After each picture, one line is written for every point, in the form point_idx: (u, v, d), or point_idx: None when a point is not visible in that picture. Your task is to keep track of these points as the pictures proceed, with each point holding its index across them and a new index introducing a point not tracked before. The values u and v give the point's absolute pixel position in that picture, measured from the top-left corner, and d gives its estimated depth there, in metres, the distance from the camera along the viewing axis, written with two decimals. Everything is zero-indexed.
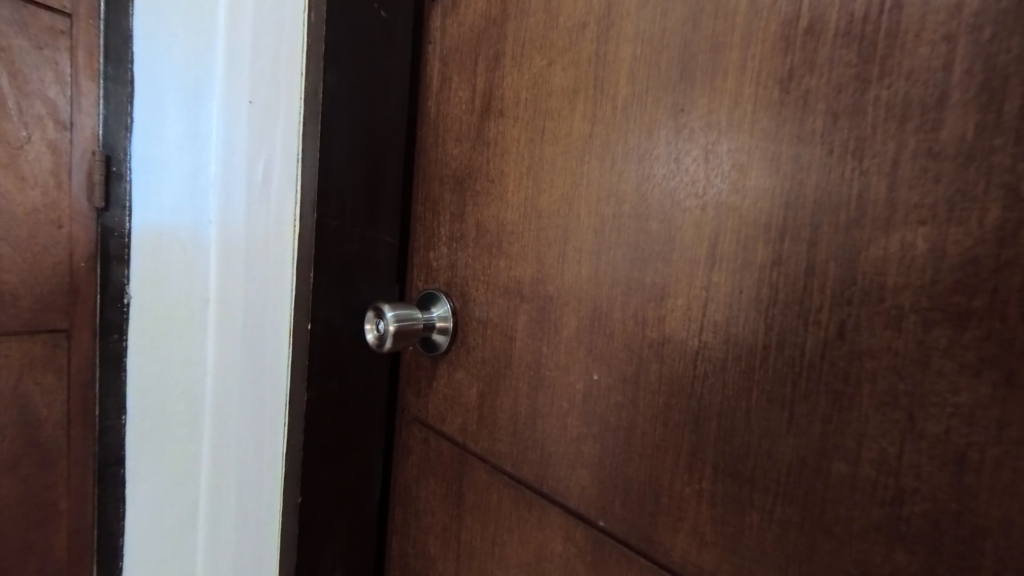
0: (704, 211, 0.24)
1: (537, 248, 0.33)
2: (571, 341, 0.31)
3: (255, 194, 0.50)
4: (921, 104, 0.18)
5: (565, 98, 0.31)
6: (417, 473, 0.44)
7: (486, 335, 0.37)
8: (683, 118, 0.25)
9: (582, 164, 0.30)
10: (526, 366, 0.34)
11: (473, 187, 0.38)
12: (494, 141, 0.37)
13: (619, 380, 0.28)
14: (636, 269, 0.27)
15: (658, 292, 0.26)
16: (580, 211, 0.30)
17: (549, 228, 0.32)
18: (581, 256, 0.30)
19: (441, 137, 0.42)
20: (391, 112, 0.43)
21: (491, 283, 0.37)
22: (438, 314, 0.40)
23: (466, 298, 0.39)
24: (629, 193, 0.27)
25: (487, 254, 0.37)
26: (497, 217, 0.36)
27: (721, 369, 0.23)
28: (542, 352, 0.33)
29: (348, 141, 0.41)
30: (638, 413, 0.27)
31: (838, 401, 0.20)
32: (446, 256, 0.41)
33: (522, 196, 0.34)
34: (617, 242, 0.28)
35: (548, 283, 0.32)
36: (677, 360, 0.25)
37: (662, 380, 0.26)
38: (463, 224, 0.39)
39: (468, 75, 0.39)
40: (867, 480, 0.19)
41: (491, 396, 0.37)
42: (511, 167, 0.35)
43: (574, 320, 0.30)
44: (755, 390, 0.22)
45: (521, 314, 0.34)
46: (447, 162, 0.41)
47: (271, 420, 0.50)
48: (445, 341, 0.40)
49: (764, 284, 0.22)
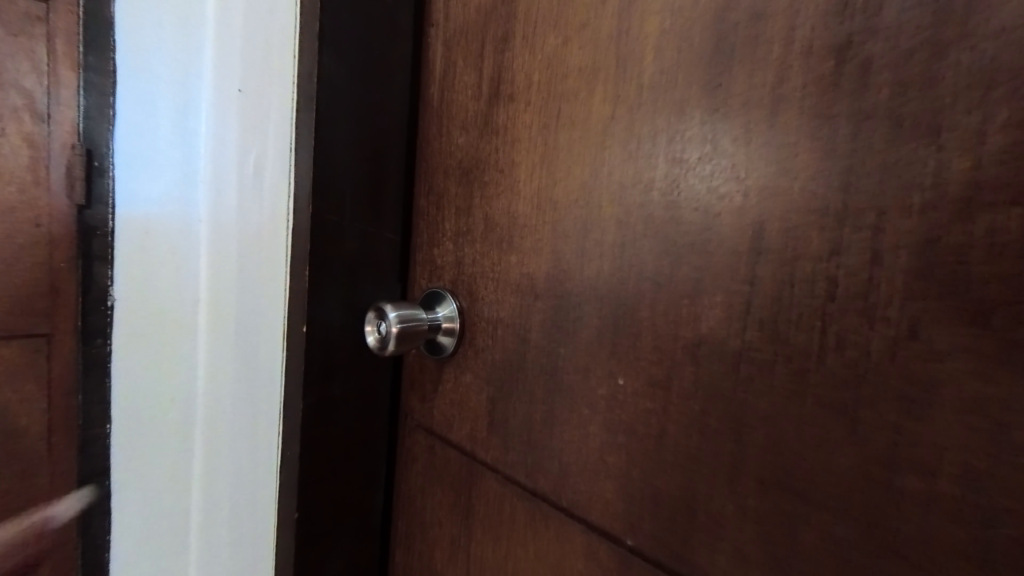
0: (746, 198, 0.22)
1: (553, 243, 0.31)
2: (592, 342, 0.28)
3: (244, 188, 0.47)
4: (1012, 67, 0.15)
5: (583, 79, 0.29)
6: (422, 483, 0.41)
7: (497, 336, 0.35)
8: (719, 95, 0.23)
9: (603, 149, 0.28)
10: (541, 369, 0.32)
11: (481, 178, 0.36)
12: (504, 128, 0.34)
13: (647, 385, 0.25)
14: (666, 264, 0.25)
15: (692, 288, 0.24)
16: (601, 201, 0.28)
17: (566, 220, 0.30)
18: (602, 250, 0.28)
19: (445, 126, 0.39)
20: (391, 100, 0.40)
21: (501, 280, 0.34)
22: (444, 314, 0.38)
23: (474, 297, 0.37)
24: (658, 180, 0.25)
25: (497, 250, 0.35)
26: (508, 209, 0.34)
27: (768, 373, 0.21)
28: (559, 354, 0.30)
29: (345, 131, 0.38)
30: (670, 421, 0.24)
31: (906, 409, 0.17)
32: (452, 252, 0.38)
33: (535, 186, 0.32)
34: (645, 234, 0.26)
35: (566, 279, 0.30)
36: (715, 363, 0.23)
37: (699, 385, 0.23)
38: (470, 218, 0.37)
39: (474, 59, 0.36)
40: (944, 498, 0.17)
41: (503, 402, 0.34)
42: (522, 156, 0.33)
43: (595, 319, 0.28)
44: (808, 397, 0.20)
45: (535, 313, 0.32)
46: (452, 152, 0.38)
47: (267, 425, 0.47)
48: (452, 343, 0.37)
49: (818, 278, 0.19)
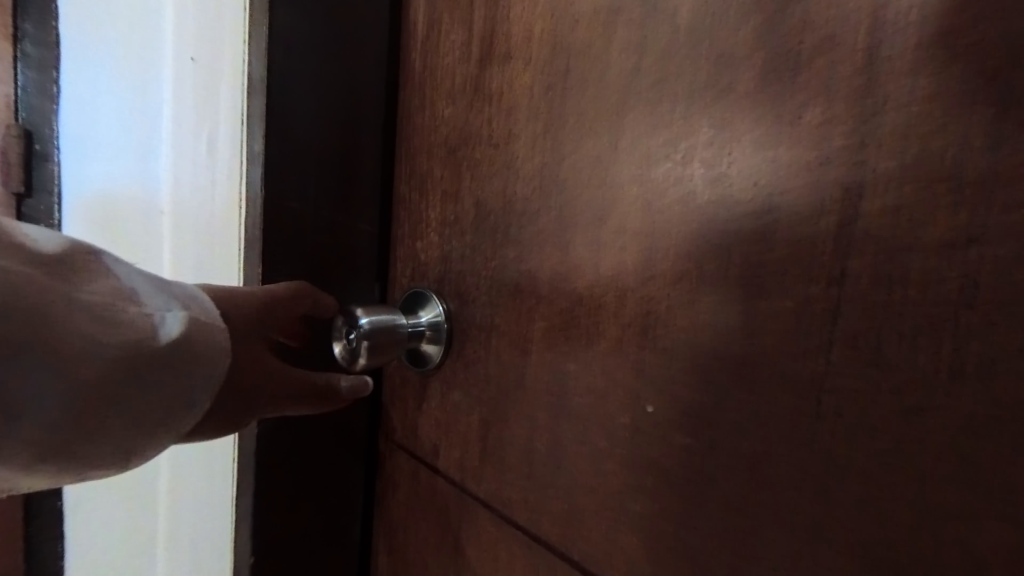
0: (829, 165, 0.16)
1: (560, 232, 0.25)
2: (608, 356, 0.23)
3: (189, 169, 0.39)
4: None
5: (598, 24, 0.23)
6: (403, 517, 0.35)
7: (490, 345, 0.29)
8: (793, 31, 0.17)
9: (624, 113, 0.22)
10: (545, 389, 0.26)
11: (471, 156, 0.30)
12: (499, 94, 0.28)
13: (684, 413, 0.20)
14: (712, 255, 0.19)
15: (753, 287, 0.18)
16: (623, 179, 0.22)
17: (577, 205, 0.24)
18: (624, 241, 0.22)
19: (429, 95, 0.33)
20: (365, 63, 0.34)
21: (496, 279, 0.28)
22: (427, 319, 0.32)
23: (463, 298, 0.31)
24: (699, 149, 0.20)
25: (491, 242, 0.29)
26: (504, 193, 0.28)
27: (864, 407, 0.16)
28: (567, 371, 0.24)
29: (309, 101, 0.32)
30: (717, 461, 0.19)
31: (977, 455, 0.14)
32: (437, 246, 0.32)
33: (537, 162, 0.26)
34: (681, 219, 0.20)
35: (577, 278, 0.24)
36: (786, 392, 0.17)
37: (742, 414, 0.18)
38: (458, 205, 0.31)
39: (463, 12, 0.30)
40: (1000, 565, 0.14)
41: (497, 426, 0.28)
42: (522, 127, 0.27)
43: (614, 329, 0.22)
44: (930, 445, 0.15)
45: (537, 319, 0.26)
46: (437, 127, 0.32)
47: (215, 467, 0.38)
48: (437, 353, 0.31)
49: (954, 276, 0.14)
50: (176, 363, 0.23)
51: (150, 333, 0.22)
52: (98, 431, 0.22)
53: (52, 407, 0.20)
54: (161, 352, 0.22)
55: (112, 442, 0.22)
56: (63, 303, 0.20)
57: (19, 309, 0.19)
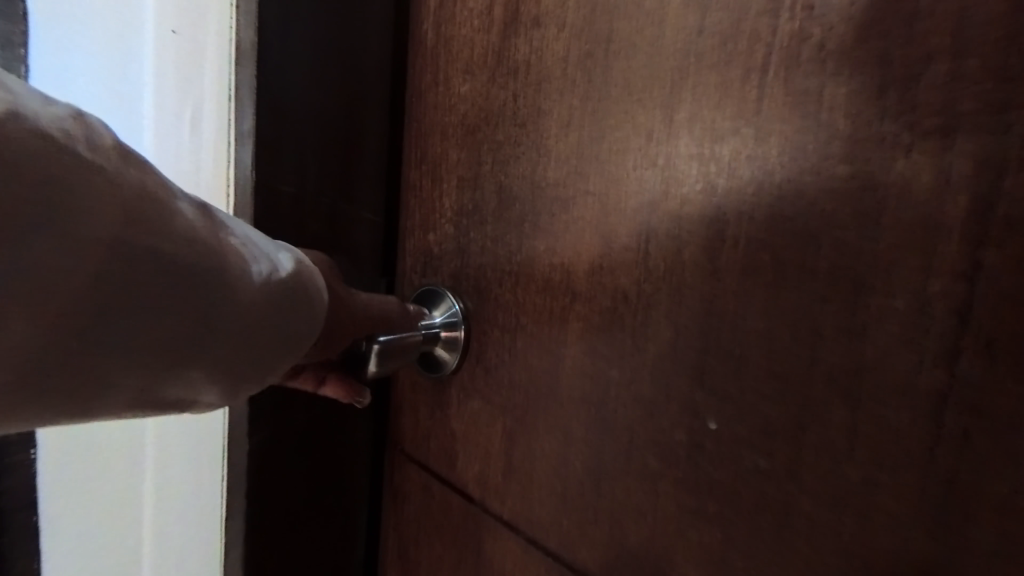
0: (951, 137, 0.14)
1: (601, 221, 0.22)
2: (661, 364, 0.20)
3: (169, 150, 0.34)
4: None
5: None
6: (413, 535, 0.32)
7: (516, 349, 0.26)
8: None
9: (682, 82, 0.19)
10: (582, 400, 0.23)
11: (493, 137, 0.27)
12: (527, 66, 0.25)
13: (758, 431, 0.17)
14: (794, 245, 0.16)
15: (847, 284, 0.15)
16: (681, 159, 0.19)
17: (623, 189, 0.21)
18: (682, 230, 0.19)
19: (443, 70, 0.29)
20: (368, 34, 0.30)
21: (524, 275, 0.25)
22: (441, 320, 0.28)
23: (483, 297, 0.27)
24: (779, 122, 0.17)
25: (517, 233, 0.25)
26: (532, 178, 0.25)
27: (995, 426, 0.13)
28: (610, 380, 0.21)
29: (308, 73, 0.28)
30: (799, 486, 0.16)
31: (1004, 446, 0.13)
32: (453, 238, 0.29)
33: (573, 142, 0.23)
34: (754, 204, 0.17)
35: (622, 274, 0.21)
36: (891, 409, 0.15)
37: (834, 434, 0.16)
38: (478, 192, 0.28)
39: None
40: None
41: (525, 439, 0.25)
42: (554, 103, 0.24)
43: (668, 332, 0.20)
44: None
45: (572, 320, 0.23)
46: (453, 105, 0.29)
47: (210, 492, 0.31)
48: (453, 358, 0.28)
49: None
50: (296, 304, 0.20)
51: (272, 270, 0.19)
52: (245, 374, 0.19)
53: (156, 355, 0.17)
54: (282, 289, 0.19)
55: (258, 380, 0.20)
56: (209, 233, 0.17)
57: (165, 236, 0.16)
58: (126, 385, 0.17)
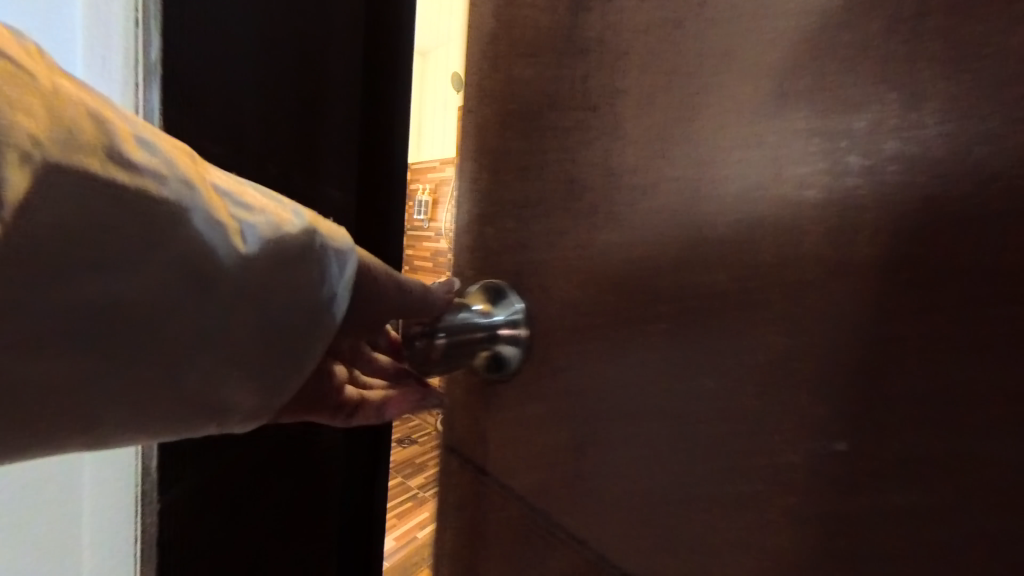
0: None
1: (691, 207, 0.19)
2: (771, 373, 0.17)
3: None
4: None
5: None
6: (461, 547, 0.31)
7: (583, 351, 0.24)
8: None
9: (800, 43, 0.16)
10: (665, 410, 0.20)
11: (559, 121, 0.25)
12: (601, 40, 0.23)
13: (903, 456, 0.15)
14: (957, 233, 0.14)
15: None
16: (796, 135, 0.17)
17: (721, 170, 0.18)
18: (802, 216, 0.16)
19: (504, 56, 0.27)
20: None
21: (594, 271, 0.23)
22: (503, 318, 0.27)
23: (545, 294, 0.26)
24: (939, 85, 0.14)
25: (586, 224, 0.23)
26: (606, 163, 0.23)
27: None
28: (702, 390, 0.19)
29: None
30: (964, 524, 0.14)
31: (1009, 384, 0.13)
32: (512, 231, 0.27)
33: (655, 121, 0.21)
34: (900, 184, 0.15)
35: (717, 268, 0.18)
36: None
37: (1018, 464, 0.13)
38: (540, 181, 0.26)
39: None
40: None
41: (595, 452, 0.23)
42: (633, 79, 0.21)
43: (779, 335, 0.17)
44: None
45: (654, 322, 0.21)
46: (513, 88, 0.27)
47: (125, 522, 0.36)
48: (516, 357, 0.27)
49: None
50: (303, 271, 0.23)
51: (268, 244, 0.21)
52: (263, 342, 0.23)
53: (182, 336, 0.20)
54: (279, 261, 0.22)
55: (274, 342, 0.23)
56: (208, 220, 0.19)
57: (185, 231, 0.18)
58: (162, 366, 0.20)
